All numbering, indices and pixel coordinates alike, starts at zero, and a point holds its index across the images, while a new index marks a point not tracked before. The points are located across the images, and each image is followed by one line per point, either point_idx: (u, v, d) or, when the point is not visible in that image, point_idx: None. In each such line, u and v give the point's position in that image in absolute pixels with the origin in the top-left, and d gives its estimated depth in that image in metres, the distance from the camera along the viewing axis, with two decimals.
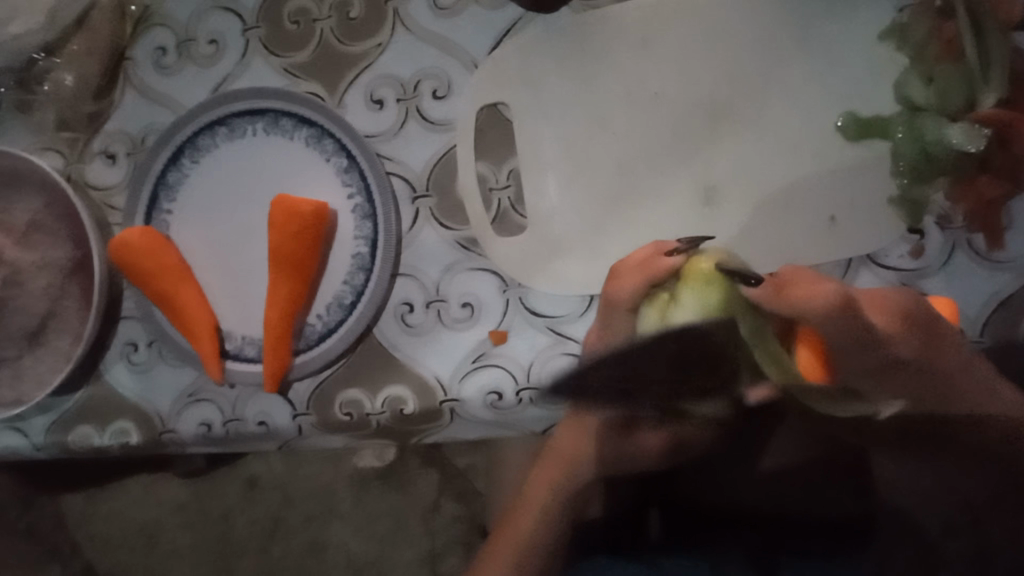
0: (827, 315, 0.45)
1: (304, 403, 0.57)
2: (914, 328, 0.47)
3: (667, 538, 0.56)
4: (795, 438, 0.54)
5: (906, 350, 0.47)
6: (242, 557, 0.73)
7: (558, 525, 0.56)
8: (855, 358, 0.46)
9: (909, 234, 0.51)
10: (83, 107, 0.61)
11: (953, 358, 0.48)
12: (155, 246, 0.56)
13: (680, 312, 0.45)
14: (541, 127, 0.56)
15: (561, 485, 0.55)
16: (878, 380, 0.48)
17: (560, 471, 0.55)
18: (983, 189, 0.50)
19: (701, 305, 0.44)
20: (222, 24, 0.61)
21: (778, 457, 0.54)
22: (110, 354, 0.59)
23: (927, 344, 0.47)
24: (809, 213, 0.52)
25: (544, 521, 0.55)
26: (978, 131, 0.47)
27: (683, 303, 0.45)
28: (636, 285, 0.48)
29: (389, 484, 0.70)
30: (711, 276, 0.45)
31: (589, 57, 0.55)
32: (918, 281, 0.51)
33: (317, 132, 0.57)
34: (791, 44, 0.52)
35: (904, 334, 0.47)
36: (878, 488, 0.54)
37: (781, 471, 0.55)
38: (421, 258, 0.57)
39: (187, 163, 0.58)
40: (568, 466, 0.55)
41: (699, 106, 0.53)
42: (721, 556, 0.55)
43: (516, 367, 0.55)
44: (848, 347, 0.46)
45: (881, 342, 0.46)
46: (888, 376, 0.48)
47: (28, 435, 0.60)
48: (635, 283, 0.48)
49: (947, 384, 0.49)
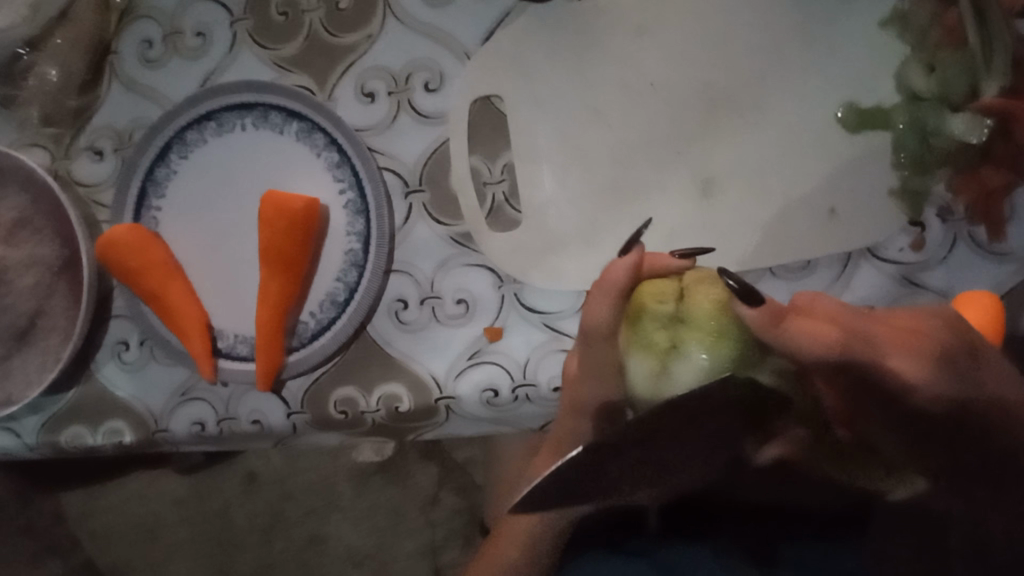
0: (827, 357, 0.38)
1: (298, 401, 0.56)
2: (946, 364, 0.38)
3: (667, 529, 0.54)
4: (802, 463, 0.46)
5: (933, 395, 0.37)
6: (242, 553, 0.74)
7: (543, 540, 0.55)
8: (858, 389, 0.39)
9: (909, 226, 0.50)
10: (67, 102, 0.60)
11: (993, 388, 0.39)
12: (142, 243, 0.55)
13: (685, 362, 0.42)
14: (535, 119, 0.55)
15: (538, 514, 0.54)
16: (886, 418, 0.40)
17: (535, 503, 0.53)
18: (986, 178, 0.49)
19: (712, 359, 0.41)
20: (208, 16, 0.60)
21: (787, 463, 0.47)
22: (101, 353, 0.59)
23: (970, 383, 0.38)
24: (810, 205, 0.51)
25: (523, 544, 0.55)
26: (979, 122, 0.47)
27: (687, 354, 0.42)
28: (610, 309, 0.46)
29: (388, 477, 0.71)
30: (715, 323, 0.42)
31: (583, 47, 0.54)
32: (920, 274, 0.50)
33: (307, 126, 0.56)
34: (788, 32, 0.51)
35: (935, 375, 0.37)
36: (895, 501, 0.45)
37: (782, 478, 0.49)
38: (414, 253, 0.56)
39: (175, 159, 0.57)
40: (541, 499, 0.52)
41: (695, 97, 0.52)
42: (721, 543, 0.53)
43: (512, 363, 0.54)
44: (867, 390, 0.39)
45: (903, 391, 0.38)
46: (897, 419, 0.40)
47: (19, 435, 0.59)
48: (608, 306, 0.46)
49: (983, 432, 0.39)
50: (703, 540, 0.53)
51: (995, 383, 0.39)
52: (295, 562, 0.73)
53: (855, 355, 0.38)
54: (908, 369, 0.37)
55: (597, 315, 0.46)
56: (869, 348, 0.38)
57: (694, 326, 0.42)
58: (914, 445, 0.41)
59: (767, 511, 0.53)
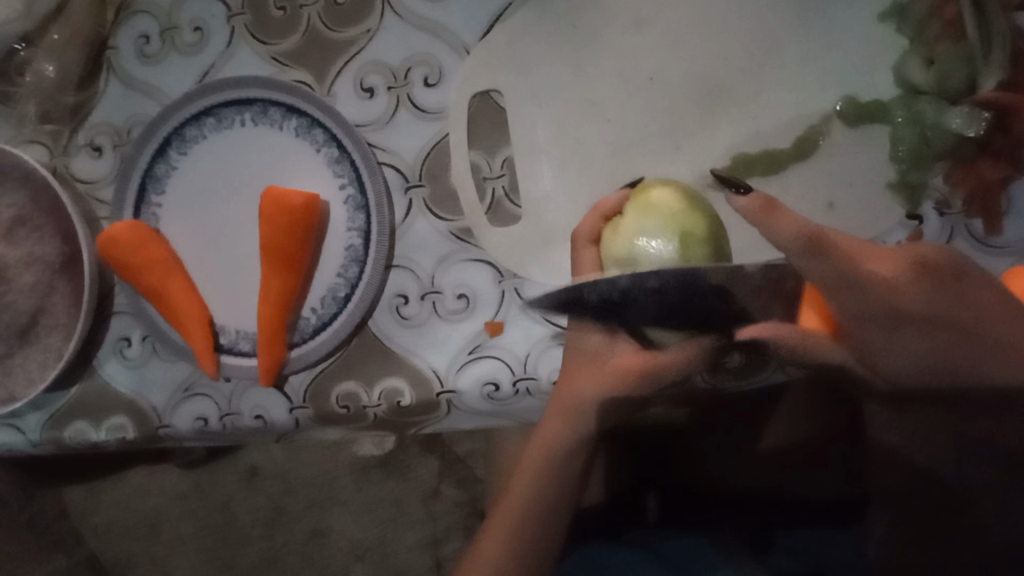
0: (846, 270, 0.48)
1: (300, 396, 0.56)
2: (928, 278, 0.48)
3: (664, 519, 0.61)
4: (790, 425, 0.55)
5: (910, 297, 0.48)
6: (245, 546, 0.75)
7: (551, 491, 0.56)
8: (851, 307, 0.48)
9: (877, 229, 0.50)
10: (64, 98, 0.60)
11: (935, 345, 0.48)
12: (143, 238, 0.55)
13: (626, 222, 0.49)
14: (534, 110, 0.55)
15: (563, 439, 0.54)
16: (887, 340, 0.49)
17: (563, 424, 0.54)
18: (984, 172, 0.49)
19: (640, 208, 0.49)
20: (206, 11, 0.59)
21: (776, 439, 0.56)
22: (102, 350, 0.59)
23: (919, 353, 0.49)
24: (774, 276, 0.50)
25: (534, 487, 0.55)
26: (977, 115, 0.47)
27: (626, 215, 0.50)
28: (593, 222, 0.51)
29: (388, 471, 0.71)
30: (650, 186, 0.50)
31: (581, 41, 0.54)
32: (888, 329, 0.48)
33: (306, 122, 0.56)
34: (788, 24, 0.51)
35: (911, 283, 0.48)
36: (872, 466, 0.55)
37: (780, 451, 0.57)
38: (413, 248, 0.56)
39: (175, 155, 0.57)
40: (569, 417, 0.54)
41: (696, 86, 0.52)
42: (723, 532, 0.59)
43: (513, 357, 0.54)
44: (848, 286, 0.48)
45: (901, 301, 0.48)
46: (917, 331, 0.48)
47: (23, 431, 0.59)
48: (596, 220, 0.51)
49: (954, 369, 0.49)
50: (697, 530, 0.60)
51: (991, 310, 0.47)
52: (297, 556, 0.74)
53: (829, 248, 0.48)
54: (886, 269, 0.48)
55: (584, 224, 0.52)
56: (859, 262, 0.48)
57: (635, 196, 0.50)
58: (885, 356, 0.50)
59: (754, 496, 0.58)
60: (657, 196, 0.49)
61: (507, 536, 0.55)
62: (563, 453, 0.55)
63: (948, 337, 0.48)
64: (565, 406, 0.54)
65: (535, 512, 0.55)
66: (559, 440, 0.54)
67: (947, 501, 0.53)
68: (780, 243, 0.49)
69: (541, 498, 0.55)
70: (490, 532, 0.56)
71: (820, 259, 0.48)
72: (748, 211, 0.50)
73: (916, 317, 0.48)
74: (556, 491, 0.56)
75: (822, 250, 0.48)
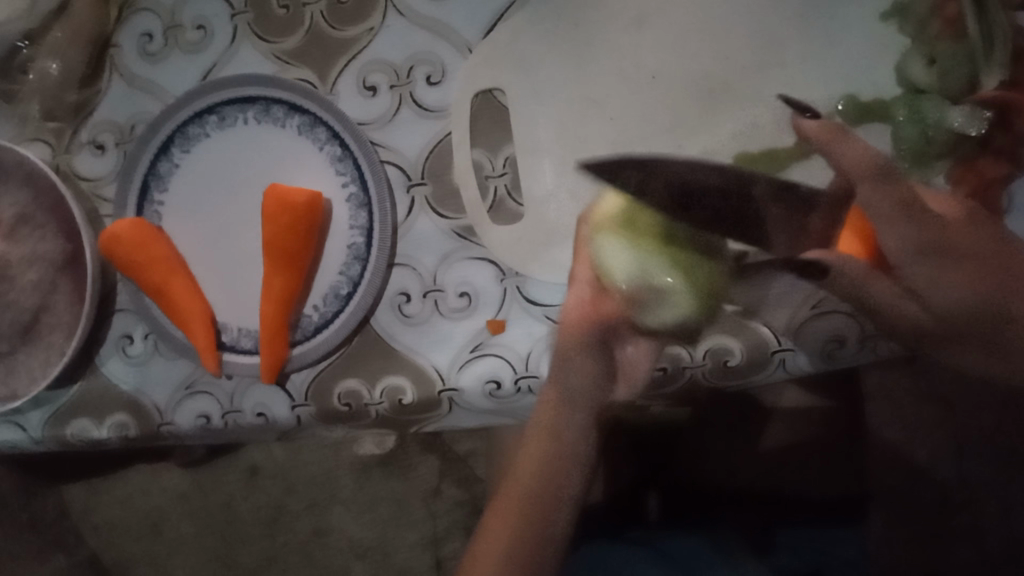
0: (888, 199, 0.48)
1: (302, 394, 0.56)
2: (979, 225, 0.48)
3: (665, 514, 0.62)
4: (788, 423, 0.56)
5: (955, 233, 0.48)
6: (245, 546, 0.75)
7: (551, 497, 0.55)
8: (898, 238, 0.49)
9: (916, 179, 0.49)
10: (67, 96, 0.60)
11: (975, 276, 0.48)
12: (145, 236, 0.56)
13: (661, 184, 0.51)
14: (536, 108, 0.55)
15: (556, 435, 0.54)
16: (935, 272, 0.48)
17: (553, 415, 0.54)
18: (984, 170, 0.48)
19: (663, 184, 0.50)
20: (209, 9, 0.60)
21: (778, 439, 0.58)
22: (105, 347, 0.59)
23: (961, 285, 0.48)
24: (810, 203, 0.50)
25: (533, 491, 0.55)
26: (978, 114, 0.47)
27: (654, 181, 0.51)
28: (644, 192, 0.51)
29: (389, 471, 0.71)
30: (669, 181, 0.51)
31: (583, 40, 0.54)
32: (918, 258, 0.48)
33: (308, 120, 0.56)
34: (790, 22, 0.51)
35: (965, 224, 0.48)
36: (873, 460, 0.56)
37: (788, 446, 0.58)
38: (415, 246, 0.56)
39: (177, 152, 0.57)
40: (562, 409, 0.54)
41: (698, 84, 0.52)
42: (728, 529, 0.59)
43: (514, 355, 0.54)
44: (896, 212, 0.48)
45: (934, 226, 0.48)
46: (955, 263, 0.48)
47: (25, 429, 0.59)
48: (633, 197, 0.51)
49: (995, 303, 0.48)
50: (702, 530, 0.60)
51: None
52: (298, 555, 0.74)
53: (892, 184, 0.48)
54: (941, 206, 0.48)
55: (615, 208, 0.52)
56: (917, 194, 0.49)
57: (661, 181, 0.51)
58: (931, 281, 0.48)
59: (754, 493, 0.59)
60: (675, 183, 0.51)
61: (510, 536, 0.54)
62: (559, 451, 0.55)
63: (994, 280, 0.48)
64: (558, 396, 0.54)
65: (532, 516, 0.55)
66: (552, 432, 0.54)
67: (951, 496, 0.54)
68: (841, 162, 0.49)
69: (541, 503, 0.55)
70: (491, 534, 0.55)
71: (869, 185, 0.48)
72: (814, 134, 0.50)
73: (952, 243, 0.48)
74: (555, 495, 0.55)
75: (886, 182, 0.48)
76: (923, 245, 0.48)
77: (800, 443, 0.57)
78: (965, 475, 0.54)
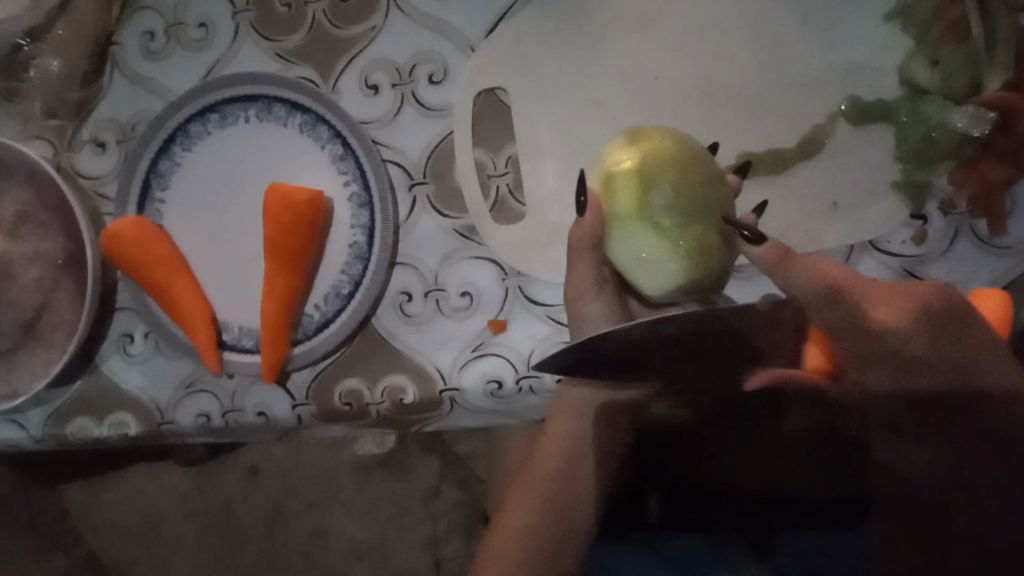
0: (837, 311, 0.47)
1: (303, 393, 0.56)
2: (926, 322, 0.48)
3: (666, 518, 0.60)
4: (807, 416, 0.53)
5: (901, 337, 0.48)
6: (244, 547, 0.74)
7: (557, 504, 0.56)
8: (853, 353, 0.48)
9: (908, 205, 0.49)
10: (70, 94, 0.60)
11: (927, 385, 0.48)
12: (145, 234, 0.55)
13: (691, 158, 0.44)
14: (539, 108, 0.55)
15: (569, 442, 0.55)
16: (883, 385, 0.48)
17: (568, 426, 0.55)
18: (986, 172, 0.50)
19: (681, 159, 0.44)
20: (211, 7, 0.60)
21: (798, 424, 0.54)
22: (106, 345, 0.59)
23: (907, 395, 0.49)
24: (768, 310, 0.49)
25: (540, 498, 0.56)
26: (982, 116, 0.47)
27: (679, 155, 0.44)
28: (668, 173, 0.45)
29: (389, 471, 0.71)
30: (680, 156, 0.44)
31: (586, 39, 0.54)
32: (876, 362, 0.48)
33: (311, 119, 0.56)
34: (793, 22, 0.51)
35: (911, 325, 0.48)
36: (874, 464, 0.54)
37: (799, 436, 0.55)
38: (417, 245, 0.56)
39: (179, 151, 0.57)
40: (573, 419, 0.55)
41: (701, 84, 0.52)
42: (726, 533, 0.59)
43: (515, 356, 0.55)
44: (848, 324, 0.47)
45: (887, 337, 0.47)
46: (913, 378, 0.48)
47: (25, 427, 0.59)
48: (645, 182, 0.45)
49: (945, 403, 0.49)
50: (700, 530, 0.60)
51: (979, 345, 0.48)
52: (298, 556, 0.74)
53: (847, 302, 0.48)
54: (881, 312, 0.48)
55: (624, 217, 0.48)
56: (863, 305, 0.48)
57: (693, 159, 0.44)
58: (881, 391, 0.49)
59: (759, 497, 0.58)
60: (659, 144, 0.44)
61: (516, 541, 0.56)
62: (573, 453, 0.56)
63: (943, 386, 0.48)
64: (566, 407, 0.54)
65: (542, 523, 0.56)
66: (566, 436, 0.55)
67: (950, 501, 0.52)
68: (796, 287, 0.47)
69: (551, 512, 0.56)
70: (498, 538, 0.58)
71: (823, 304, 0.47)
72: (767, 259, 0.46)
73: (911, 353, 0.48)
74: (563, 497, 0.56)
75: (839, 301, 0.47)
76: (879, 361, 0.48)
77: (812, 433, 0.54)
78: (966, 475, 0.51)
